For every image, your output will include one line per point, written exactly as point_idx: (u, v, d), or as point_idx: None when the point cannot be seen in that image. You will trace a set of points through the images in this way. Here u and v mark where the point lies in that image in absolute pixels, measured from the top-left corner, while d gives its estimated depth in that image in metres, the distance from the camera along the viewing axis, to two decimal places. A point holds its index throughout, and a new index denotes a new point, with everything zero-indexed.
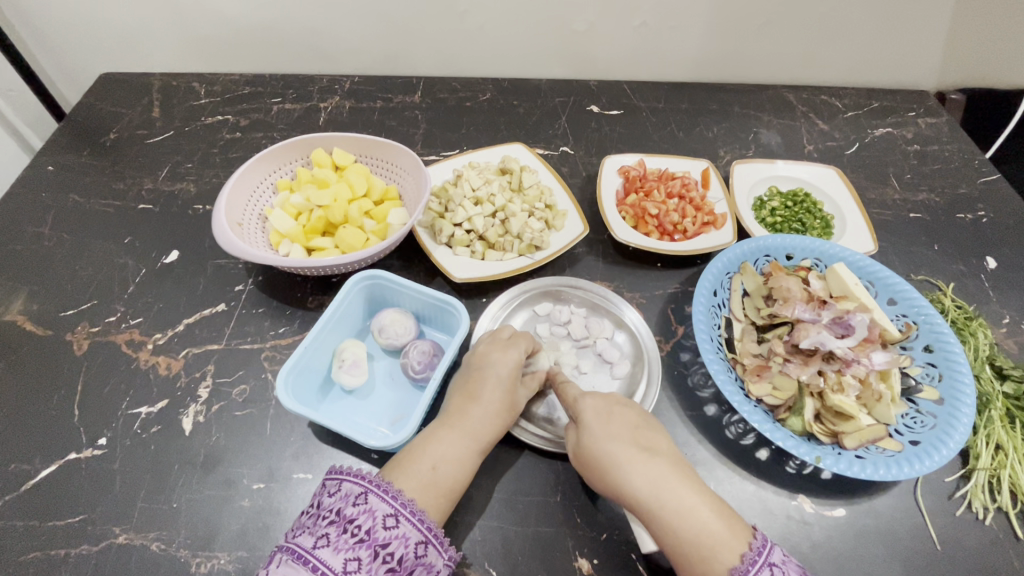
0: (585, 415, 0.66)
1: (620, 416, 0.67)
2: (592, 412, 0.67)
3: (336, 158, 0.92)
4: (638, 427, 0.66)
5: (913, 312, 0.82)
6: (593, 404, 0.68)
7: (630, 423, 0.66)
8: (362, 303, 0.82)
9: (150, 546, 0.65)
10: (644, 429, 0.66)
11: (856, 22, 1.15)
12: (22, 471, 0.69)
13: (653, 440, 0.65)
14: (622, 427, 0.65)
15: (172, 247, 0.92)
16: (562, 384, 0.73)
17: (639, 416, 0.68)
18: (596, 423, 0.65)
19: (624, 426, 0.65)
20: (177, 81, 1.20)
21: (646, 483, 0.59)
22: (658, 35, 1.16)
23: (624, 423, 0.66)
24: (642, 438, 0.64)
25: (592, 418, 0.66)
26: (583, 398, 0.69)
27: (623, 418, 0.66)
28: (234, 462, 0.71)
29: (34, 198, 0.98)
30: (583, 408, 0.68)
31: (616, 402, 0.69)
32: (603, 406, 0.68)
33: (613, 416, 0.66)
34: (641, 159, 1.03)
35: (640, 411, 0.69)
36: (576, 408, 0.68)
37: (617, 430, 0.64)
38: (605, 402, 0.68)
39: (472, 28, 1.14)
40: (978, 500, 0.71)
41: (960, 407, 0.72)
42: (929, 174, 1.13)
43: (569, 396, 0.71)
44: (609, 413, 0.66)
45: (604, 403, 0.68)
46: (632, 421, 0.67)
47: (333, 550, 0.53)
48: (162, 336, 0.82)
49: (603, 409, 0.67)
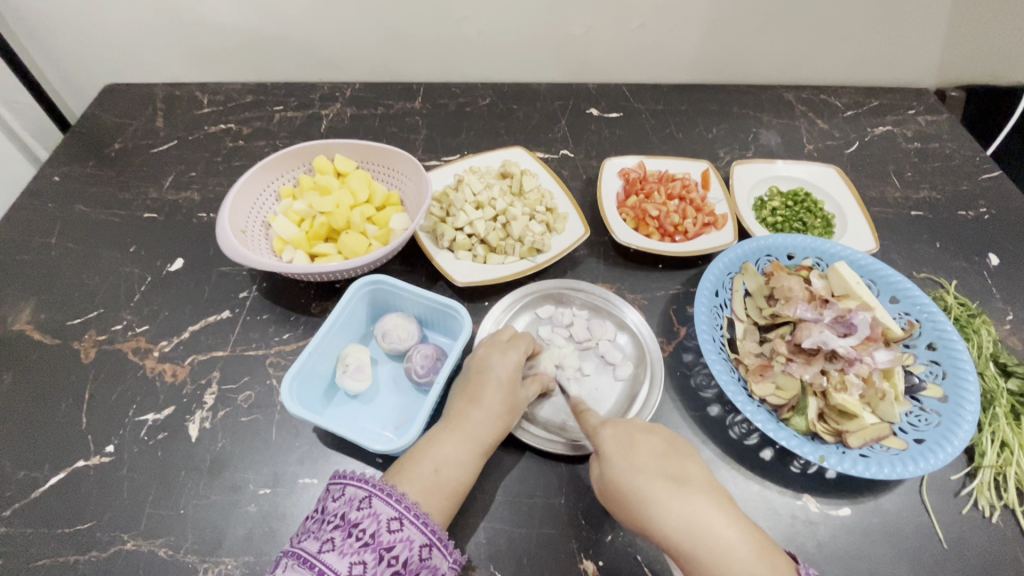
0: (608, 446, 0.65)
1: (645, 445, 0.65)
2: (615, 442, 0.66)
3: (338, 164, 0.93)
4: (664, 456, 0.64)
5: (915, 310, 0.82)
6: (615, 433, 0.67)
7: (655, 452, 0.64)
8: (365, 308, 0.83)
9: (158, 552, 0.65)
10: (670, 458, 0.64)
11: (853, 22, 1.15)
12: (31, 478, 0.70)
13: (681, 469, 0.63)
14: (648, 457, 0.64)
15: (176, 255, 0.93)
16: (580, 412, 0.72)
17: (665, 444, 0.66)
18: (620, 455, 0.64)
19: (649, 456, 0.64)
20: (180, 91, 1.21)
21: (677, 519, 0.58)
22: (656, 37, 1.16)
23: (649, 453, 0.64)
24: (669, 467, 0.63)
25: (615, 449, 0.65)
26: (603, 427, 0.68)
27: (647, 448, 0.65)
28: (240, 467, 0.71)
29: (40, 209, 0.99)
30: (605, 438, 0.66)
31: (638, 429, 0.68)
32: (625, 434, 0.66)
33: (637, 446, 0.65)
34: (641, 161, 1.03)
35: (664, 436, 0.68)
36: (597, 437, 0.67)
37: (642, 462, 0.63)
38: (627, 430, 0.67)
39: (471, 33, 1.14)
40: (984, 497, 0.71)
41: (964, 405, 0.72)
42: (929, 171, 1.13)
43: (589, 424, 0.70)
44: (633, 443, 0.65)
45: (627, 431, 0.67)
46: (657, 450, 0.65)
47: (339, 554, 0.53)
48: (168, 344, 0.82)
49: (625, 438, 0.66)
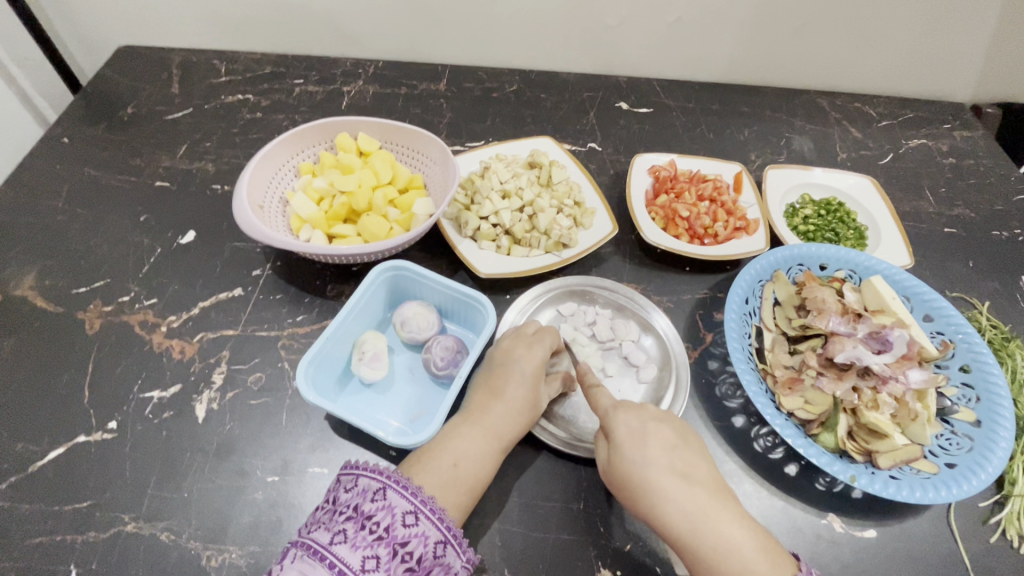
0: (617, 433, 0.62)
1: (657, 435, 0.62)
2: (627, 430, 0.62)
3: (361, 143, 0.89)
4: (675, 449, 0.61)
5: (950, 330, 0.80)
6: (627, 421, 0.63)
7: (666, 444, 0.61)
8: (384, 294, 0.80)
9: (160, 536, 0.63)
10: (681, 450, 0.62)
11: (894, 29, 1.12)
12: (29, 451, 0.67)
13: (690, 463, 0.61)
14: (659, 449, 0.61)
15: (188, 228, 0.89)
16: (591, 388, 0.68)
17: (677, 435, 0.63)
18: (630, 445, 0.61)
19: (660, 448, 0.61)
20: (197, 58, 1.17)
21: (684, 518, 0.57)
22: (692, 32, 1.13)
23: (661, 444, 0.61)
24: (678, 462, 0.60)
25: (626, 439, 0.62)
26: (616, 412, 0.64)
27: (659, 439, 0.62)
28: (248, 452, 0.68)
29: (49, 170, 0.95)
30: (617, 424, 0.63)
31: (650, 417, 0.64)
32: (637, 423, 0.63)
33: (648, 436, 0.62)
34: (672, 159, 1.00)
35: (676, 426, 0.64)
36: (609, 423, 0.64)
37: (654, 454, 0.60)
38: (639, 417, 0.64)
39: (502, 16, 1.10)
40: (1012, 527, 0.69)
41: (998, 431, 0.70)
42: (964, 188, 1.10)
43: (600, 406, 0.66)
44: (644, 432, 0.62)
45: (638, 418, 0.63)
46: (669, 441, 0.62)
47: (351, 547, 0.51)
48: (177, 319, 0.79)
49: (637, 427, 0.62)
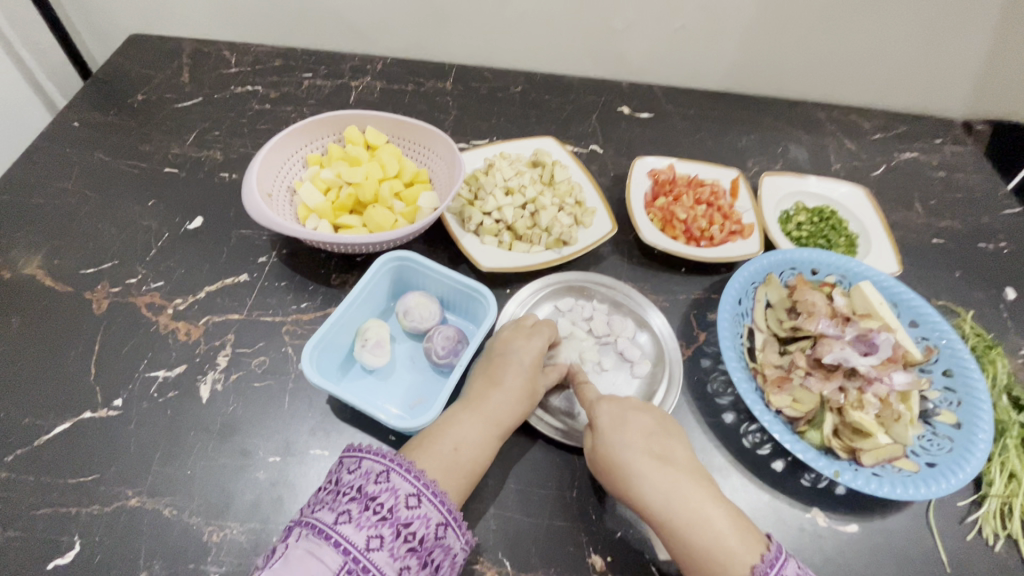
0: (600, 421, 0.66)
1: (636, 422, 0.66)
2: (608, 418, 0.66)
3: (369, 137, 0.91)
4: (652, 434, 0.65)
5: (934, 336, 0.82)
6: (609, 410, 0.67)
7: (644, 430, 0.65)
8: (387, 283, 0.82)
9: (163, 511, 0.64)
10: (658, 436, 0.65)
11: (891, 44, 1.15)
12: (36, 426, 0.68)
13: (667, 448, 0.64)
14: (638, 434, 0.65)
15: (196, 214, 0.91)
16: (581, 385, 0.73)
17: (656, 422, 0.67)
18: (610, 430, 0.65)
19: (639, 433, 0.65)
20: (208, 48, 1.18)
21: (658, 495, 0.59)
22: (695, 41, 1.15)
23: (640, 430, 0.65)
24: (655, 446, 0.64)
25: (608, 426, 0.65)
26: (599, 404, 0.68)
27: (637, 425, 0.65)
28: (251, 433, 0.70)
29: (58, 153, 0.96)
30: (598, 413, 0.67)
31: (631, 407, 0.68)
32: (618, 411, 0.67)
33: (627, 422, 0.65)
34: (671, 163, 1.03)
35: (656, 415, 0.68)
36: (592, 413, 0.68)
37: (632, 438, 0.64)
38: (621, 406, 0.68)
39: (510, 18, 1.13)
40: (989, 525, 0.72)
41: (977, 433, 0.73)
42: (952, 202, 1.13)
43: (586, 399, 0.70)
44: (624, 419, 0.66)
45: (618, 407, 0.67)
46: (647, 428, 0.66)
47: (356, 527, 0.52)
48: (183, 302, 0.81)
49: (618, 415, 0.66)
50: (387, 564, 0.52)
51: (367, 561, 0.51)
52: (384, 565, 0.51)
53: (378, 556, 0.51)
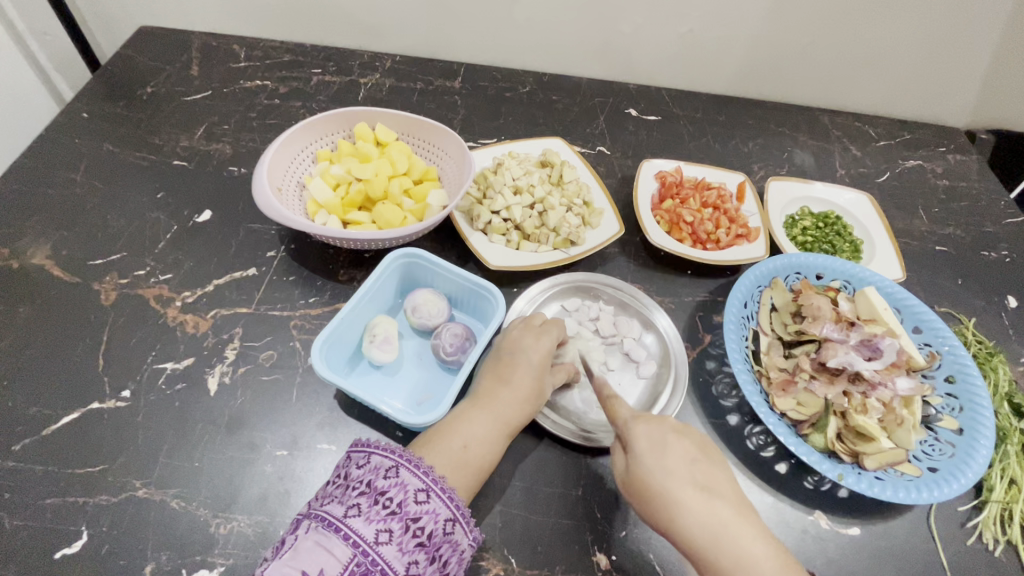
0: (638, 445, 0.64)
1: (678, 447, 0.64)
2: (648, 442, 0.64)
3: (379, 134, 0.91)
4: (695, 462, 0.63)
5: (937, 342, 0.83)
6: (648, 432, 0.64)
7: (687, 457, 0.63)
8: (396, 280, 0.82)
9: (170, 502, 0.64)
10: (702, 464, 0.63)
11: (897, 52, 1.16)
12: (43, 415, 0.68)
13: (711, 477, 0.63)
14: (680, 462, 0.63)
15: (205, 207, 0.91)
16: (608, 398, 0.69)
17: (697, 446, 0.65)
18: (651, 455, 0.63)
19: (681, 460, 0.63)
20: (217, 42, 1.18)
21: (704, 530, 0.58)
22: (702, 45, 1.16)
23: (682, 457, 0.63)
24: (699, 475, 0.62)
25: (647, 450, 0.63)
26: (635, 423, 0.65)
27: (680, 451, 0.63)
28: (259, 426, 0.70)
29: (67, 143, 0.96)
30: (638, 434, 0.64)
31: (671, 429, 0.65)
32: (659, 435, 0.64)
33: (669, 448, 0.63)
34: (678, 166, 1.03)
35: (697, 439, 0.66)
36: (628, 434, 0.65)
37: (675, 466, 0.62)
38: (660, 428, 0.65)
39: (520, 19, 1.13)
40: (989, 531, 0.72)
41: (979, 438, 0.73)
42: (956, 209, 1.14)
43: (619, 416, 0.67)
44: (665, 444, 0.64)
45: (659, 429, 0.65)
46: (690, 454, 0.64)
47: (365, 521, 0.52)
48: (191, 295, 0.81)
49: (658, 439, 0.64)
50: (396, 558, 0.52)
51: (376, 555, 0.51)
52: (393, 559, 0.51)
53: (387, 550, 0.51)
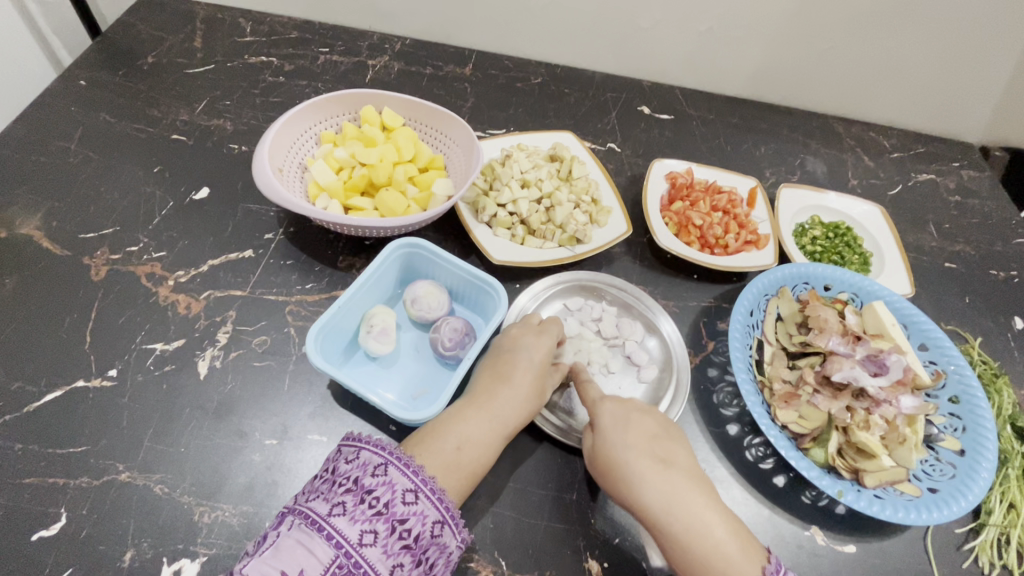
0: (603, 420, 0.65)
1: (640, 423, 0.65)
2: (611, 418, 0.65)
3: (386, 118, 0.88)
4: (656, 438, 0.64)
5: (943, 360, 0.82)
6: (612, 409, 0.66)
7: (648, 432, 0.64)
8: (396, 269, 0.80)
9: (153, 488, 0.62)
10: (662, 440, 0.64)
11: (917, 62, 1.13)
12: (26, 392, 0.66)
13: (670, 451, 0.64)
14: (641, 436, 0.64)
15: (202, 184, 0.88)
16: (585, 382, 0.71)
17: (658, 425, 0.66)
18: (615, 431, 0.64)
19: (642, 435, 0.64)
20: (222, 14, 1.15)
21: (660, 498, 0.59)
22: (721, 44, 1.13)
23: (643, 432, 0.64)
24: (659, 449, 0.63)
25: (611, 426, 0.64)
26: (601, 401, 0.67)
27: (641, 427, 0.65)
28: (248, 413, 0.68)
29: (62, 111, 0.93)
30: (602, 412, 0.66)
31: (635, 409, 0.67)
32: (622, 412, 0.66)
33: (631, 424, 0.65)
34: (690, 167, 1.01)
35: (664, 425, 0.67)
36: (594, 412, 0.66)
37: (634, 440, 0.63)
38: (623, 406, 0.67)
39: (535, 8, 1.10)
40: (985, 554, 0.72)
41: (981, 461, 0.72)
42: (967, 226, 1.12)
43: (589, 397, 0.69)
44: (627, 419, 0.65)
45: (622, 407, 0.66)
46: (650, 430, 0.65)
47: (350, 521, 0.50)
48: (185, 274, 0.78)
49: (621, 416, 0.65)
50: (379, 560, 0.50)
51: (359, 557, 0.49)
52: (376, 561, 0.50)
53: (370, 552, 0.50)
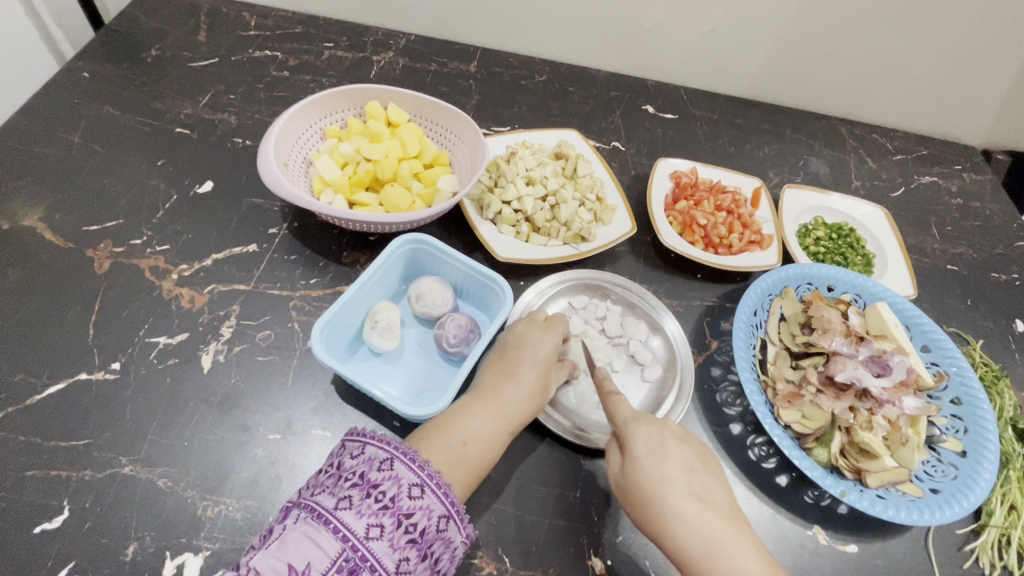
0: (637, 447, 0.62)
1: (677, 455, 0.62)
2: (647, 447, 0.62)
3: (391, 114, 0.88)
4: (694, 471, 0.62)
5: (945, 362, 0.82)
6: (647, 437, 0.63)
7: (685, 465, 0.62)
8: (401, 265, 0.80)
9: (156, 481, 0.62)
10: (699, 473, 0.62)
11: (921, 65, 1.13)
12: (29, 383, 0.66)
13: (708, 487, 0.61)
14: (678, 469, 0.61)
15: (206, 178, 0.88)
16: (609, 397, 0.68)
17: (695, 456, 0.64)
18: (649, 460, 0.61)
19: (679, 468, 0.61)
20: (227, 7, 1.14)
21: (697, 539, 0.57)
22: (726, 44, 1.13)
23: (680, 465, 0.62)
24: (696, 484, 0.61)
25: (645, 454, 0.62)
26: (635, 426, 0.64)
27: (678, 458, 0.62)
28: (252, 408, 0.68)
29: (66, 102, 0.93)
30: (637, 439, 0.63)
31: (671, 435, 0.64)
32: (658, 440, 0.63)
33: (667, 453, 0.62)
34: (694, 166, 1.01)
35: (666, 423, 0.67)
36: (627, 436, 0.64)
37: (672, 473, 0.61)
38: (659, 433, 0.64)
39: (541, 6, 1.10)
40: (985, 555, 0.72)
41: (983, 462, 0.72)
42: (969, 229, 1.13)
43: (619, 415, 0.66)
44: (664, 449, 0.62)
45: (659, 435, 0.64)
46: (688, 463, 0.62)
47: (356, 514, 0.50)
48: (189, 268, 0.78)
49: (656, 445, 0.63)
50: (386, 554, 0.50)
51: (365, 550, 0.49)
52: (382, 555, 0.50)
53: (377, 546, 0.50)
